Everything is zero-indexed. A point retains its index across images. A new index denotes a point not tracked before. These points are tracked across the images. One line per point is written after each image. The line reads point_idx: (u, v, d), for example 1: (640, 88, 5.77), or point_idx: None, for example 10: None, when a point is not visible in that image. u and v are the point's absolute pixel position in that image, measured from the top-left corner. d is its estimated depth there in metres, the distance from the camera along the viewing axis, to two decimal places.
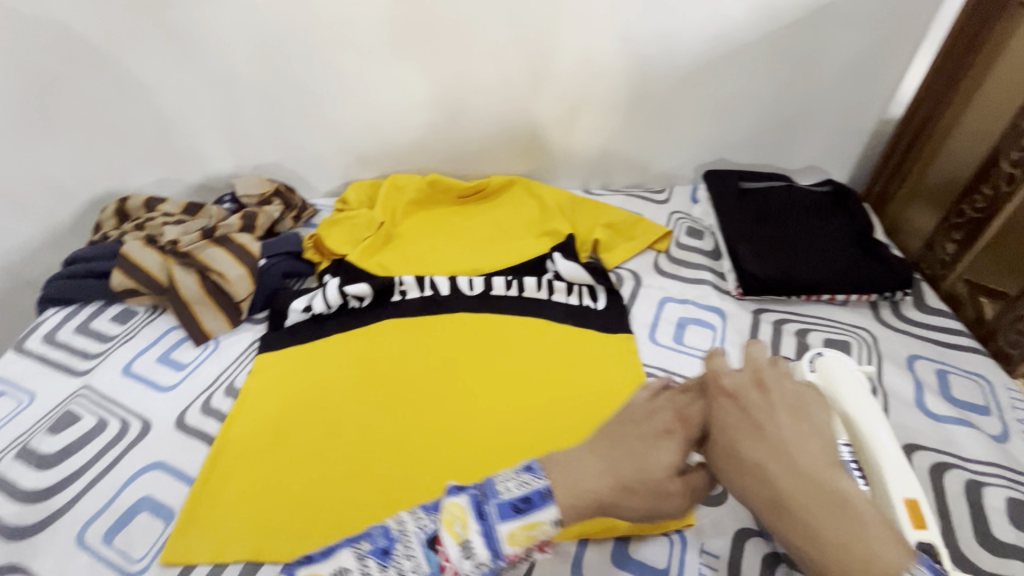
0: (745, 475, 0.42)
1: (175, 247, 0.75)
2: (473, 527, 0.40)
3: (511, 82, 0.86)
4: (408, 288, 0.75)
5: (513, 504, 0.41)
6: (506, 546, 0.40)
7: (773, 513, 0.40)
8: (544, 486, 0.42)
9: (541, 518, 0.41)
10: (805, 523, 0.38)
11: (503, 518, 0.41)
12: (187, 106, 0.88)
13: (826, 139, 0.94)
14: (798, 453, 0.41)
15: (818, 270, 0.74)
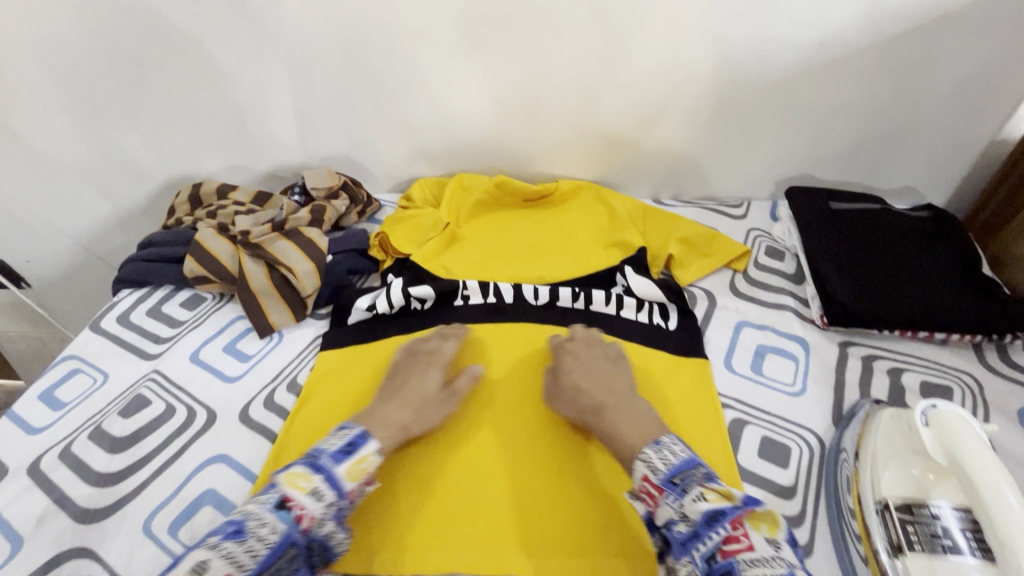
0: (577, 394, 0.60)
1: (245, 238, 0.75)
2: (313, 478, 0.49)
3: (590, 84, 0.83)
4: (471, 294, 0.73)
5: (341, 450, 0.52)
6: (346, 483, 0.50)
7: (598, 419, 0.57)
8: (361, 429, 0.54)
9: (365, 452, 0.52)
10: (615, 424, 0.56)
11: (337, 462, 0.51)
12: (263, 95, 0.89)
13: (927, 159, 0.87)
14: (606, 389, 0.60)
15: (917, 304, 0.68)
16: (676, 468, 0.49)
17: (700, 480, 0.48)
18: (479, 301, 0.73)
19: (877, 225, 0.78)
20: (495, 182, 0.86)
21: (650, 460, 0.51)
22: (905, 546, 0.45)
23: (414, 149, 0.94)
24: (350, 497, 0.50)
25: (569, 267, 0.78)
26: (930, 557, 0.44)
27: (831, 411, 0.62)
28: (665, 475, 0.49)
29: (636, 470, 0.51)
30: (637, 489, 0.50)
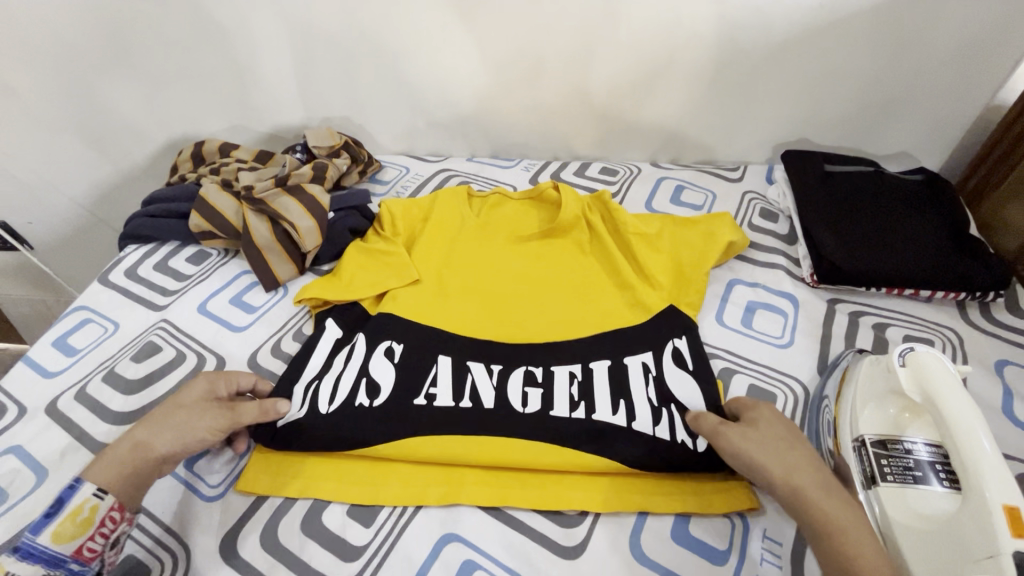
0: (788, 457, 0.48)
1: (249, 193, 0.76)
2: (9, 562, 0.43)
3: (592, 45, 0.83)
4: (437, 393, 0.59)
5: (44, 515, 0.46)
6: (55, 546, 0.45)
7: (821, 497, 0.45)
8: (74, 477, 0.48)
9: (77, 504, 0.46)
10: (842, 520, 0.44)
11: (39, 530, 0.45)
12: (263, 52, 0.89)
13: (922, 123, 0.87)
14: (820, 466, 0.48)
15: (905, 263, 0.70)
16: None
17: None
18: (448, 404, 0.58)
19: (870, 188, 0.79)
20: (491, 198, 0.80)
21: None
22: (879, 478, 0.48)
23: (414, 110, 0.94)
24: (76, 554, 0.45)
25: (579, 312, 0.67)
26: (901, 486, 0.47)
27: (817, 361, 0.65)
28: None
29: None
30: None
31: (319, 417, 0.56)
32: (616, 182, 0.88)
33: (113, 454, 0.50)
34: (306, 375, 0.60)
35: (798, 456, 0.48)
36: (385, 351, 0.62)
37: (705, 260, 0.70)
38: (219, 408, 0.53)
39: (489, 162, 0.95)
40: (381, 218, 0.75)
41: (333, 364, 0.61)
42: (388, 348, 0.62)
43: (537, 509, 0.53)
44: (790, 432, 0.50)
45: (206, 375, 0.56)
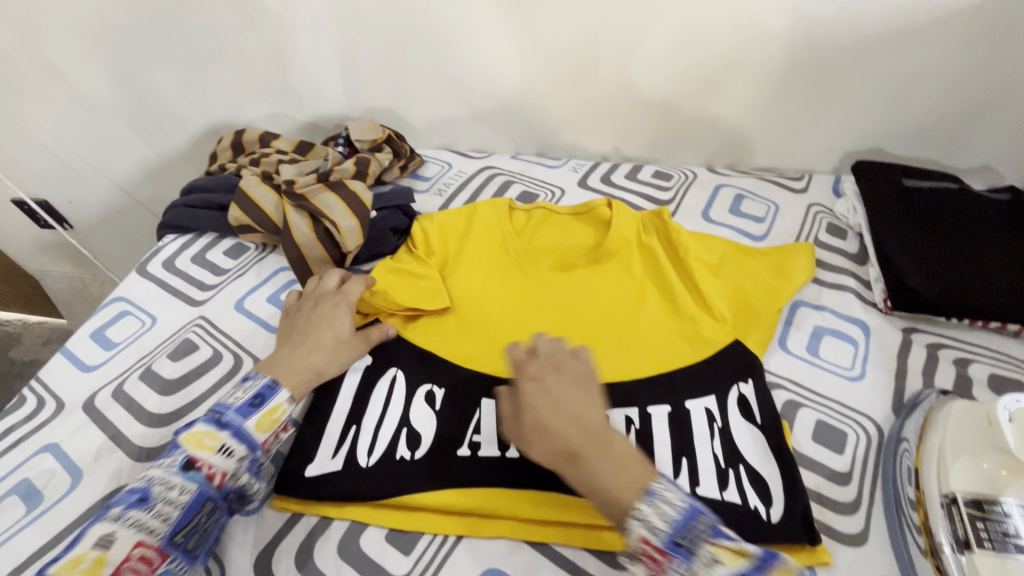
0: (533, 435, 0.48)
1: (290, 187, 0.74)
2: (221, 436, 0.48)
3: (652, 40, 0.77)
4: (482, 442, 0.56)
5: (249, 403, 0.51)
6: (257, 435, 0.50)
7: (572, 464, 0.46)
8: (269, 379, 0.54)
9: (277, 402, 0.53)
10: (596, 473, 0.44)
11: (245, 416, 0.50)
12: (307, 39, 0.86)
13: (1013, 137, 0.79)
14: (576, 424, 0.48)
15: (992, 294, 0.64)
16: (672, 532, 0.40)
17: (709, 536, 0.40)
18: (493, 454, 0.55)
19: (952, 206, 0.72)
20: (536, 212, 0.78)
21: (645, 518, 0.41)
22: (974, 544, 0.43)
23: (459, 103, 0.90)
24: (262, 446, 0.51)
25: (631, 346, 0.64)
26: (999, 555, 0.42)
27: (891, 399, 0.59)
28: (667, 536, 0.40)
29: (630, 531, 0.41)
30: (632, 550, 0.41)
31: (358, 469, 0.54)
32: (670, 188, 0.83)
33: (294, 362, 0.57)
34: (339, 419, 0.58)
35: (537, 429, 0.48)
36: (426, 396, 0.60)
37: (772, 295, 0.67)
38: (361, 343, 0.62)
39: (535, 161, 0.90)
40: (418, 234, 0.73)
41: (369, 409, 0.59)
42: (429, 392, 0.60)
43: (587, 547, 0.50)
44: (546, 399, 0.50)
45: (348, 308, 0.63)
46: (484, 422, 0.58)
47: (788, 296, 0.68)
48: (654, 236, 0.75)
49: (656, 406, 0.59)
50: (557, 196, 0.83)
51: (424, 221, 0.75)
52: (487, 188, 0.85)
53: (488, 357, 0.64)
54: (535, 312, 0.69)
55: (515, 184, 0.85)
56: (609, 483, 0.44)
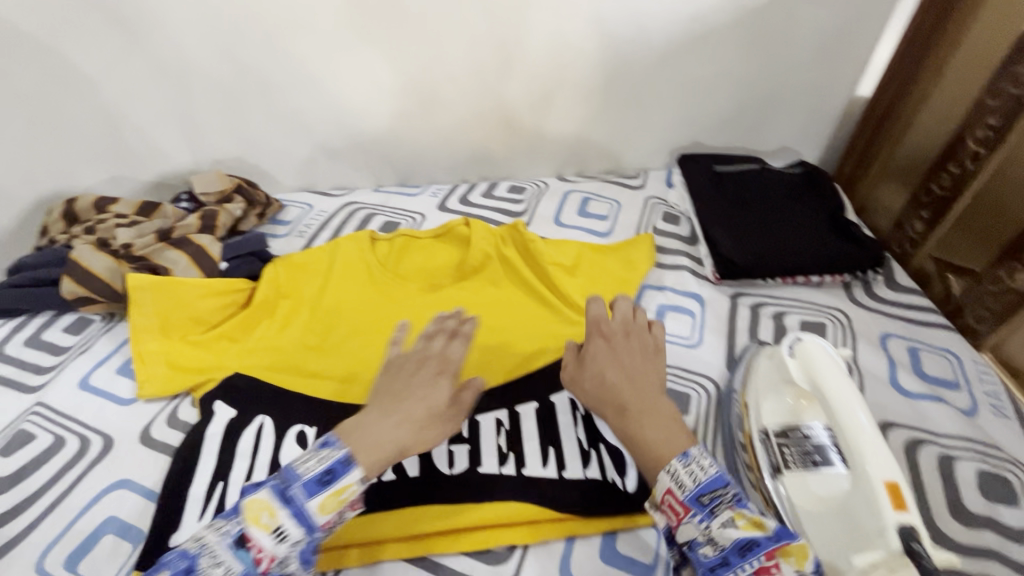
0: (593, 389, 0.51)
1: (129, 251, 0.71)
2: (281, 514, 0.42)
3: (481, 67, 0.83)
4: None
5: (317, 480, 0.43)
6: (319, 519, 0.42)
7: (622, 419, 0.49)
8: (343, 450, 0.45)
9: (345, 482, 0.44)
10: (640, 430, 0.47)
11: (310, 495, 0.42)
12: (137, 99, 0.83)
13: (800, 121, 0.92)
14: (644, 385, 0.50)
15: (793, 254, 0.74)
16: (700, 492, 0.42)
17: (731, 503, 0.41)
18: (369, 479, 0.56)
19: (758, 185, 0.84)
20: (398, 240, 0.79)
21: (676, 474, 0.43)
22: (784, 467, 0.50)
23: (311, 144, 0.91)
24: (325, 528, 0.43)
25: (494, 351, 0.68)
26: (803, 471, 0.49)
27: (725, 358, 0.67)
28: (693, 492, 0.42)
29: (659, 483, 0.44)
30: (658, 501, 0.44)
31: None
32: (523, 201, 0.89)
33: None
34: (204, 477, 0.56)
35: (602, 388, 0.50)
36: (297, 437, 0.59)
37: (620, 285, 0.74)
38: None
39: (395, 191, 0.93)
40: (277, 279, 0.73)
41: (237, 460, 0.57)
42: (300, 433, 0.60)
43: (465, 552, 0.52)
44: (608, 364, 0.52)
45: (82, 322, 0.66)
46: None
47: (635, 285, 0.75)
48: (512, 244, 0.79)
49: (524, 404, 0.62)
50: (418, 222, 0.86)
51: (278, 264, 0.74)
52: (350, 224, 0.86)
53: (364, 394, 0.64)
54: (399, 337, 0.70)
55: (377, 216, 0.87)
56: (658, 440, 0.46)
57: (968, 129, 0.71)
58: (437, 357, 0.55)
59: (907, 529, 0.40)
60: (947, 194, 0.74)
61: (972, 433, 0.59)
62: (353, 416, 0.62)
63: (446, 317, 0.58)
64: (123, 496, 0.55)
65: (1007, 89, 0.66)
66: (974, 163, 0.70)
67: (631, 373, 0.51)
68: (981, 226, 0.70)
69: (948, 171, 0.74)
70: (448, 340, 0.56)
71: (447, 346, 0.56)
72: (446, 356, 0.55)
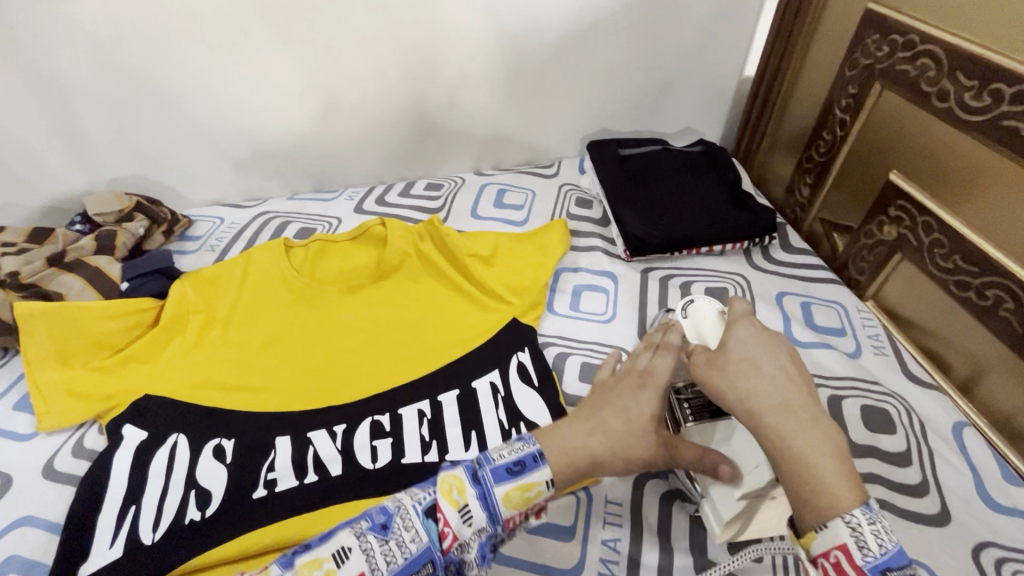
0: (745, 381, 0.46)
1: (15, 279, 0.67)
2: (468, 492, 0.43)
3: (383, 67, 0.84)
4: (279, 478, 0.56)
5: (508, 468, 0.44)
6: (502, 509, 0.43)
7: (782, 417, 0.43)
8: (535, 449, 0.46)
9: (534, 480, 0.44)
10: (802, 459, 0.41)
11: (500, 481, 0.44)
12: (17, 121, 0.79)
13: (697, 102, 0.98)
14: (800, 394, 0.45)
15: (695, 226, 0.79)
16: (886, 563, 0.36)
17: None
18: (292, 484, 0.55)
19: (662, 164, 0.88)
20: (313, 245, 0.77)
21: (861, 530, 0.37)
22: (685, 420, 0.55)
23: (216, 156, 0.88)
24: (506, 522, 0.44)
25: (415, 348, 0.69)
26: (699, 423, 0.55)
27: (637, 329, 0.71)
28: (873, 560, 0.36)
29: (830, 531, 0.37)
30: (817, 554, 0.38)
31: (142, 548, 0.51)
32: (440, 197, 0.90)
33: None
34: (114, 503, 0.54)
35: (760, 380, 0.45)
36: (215, 451, 0.58)
37: (537, 271, 0.76)
38: None
39: (310, 198, 0.92)
40: (185, 296, 0.70)
41: (150, 481, 0.55)
42: (218, 446, 0.59)
43: None
44: (754, 361, 0.47)
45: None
46: (281, 458, 0.58)
47: (551, 269, 0.77)
48: (431, 241, 0.79)
49: (446, 393, 0.63)
50: (334, 226, 0.85)
51: (186, 281, 0.71)
52: (264, 234, 0.84)
53: (285, 402, 0.63)
54: (318, 343, 0.69)
55: (292, 223, 0.86)
56: (827, 470, 0.40)
57: (835, 98, 0.77)
58: (640, 369, 0.53)
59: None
60: (824, 159, 0.80)
61: (857, 373, 0.65)
62: (273, 425, 0.61)
63: (654, 332, 0.57)
64: (25, 534, 0.53)
65: (860, 59, 0.72)
66: (842, 130, 0.76)
67: (784, 397, 0.44)
68: (855, 186, 0.76)
69: (824, 138, 0.80)
70: (653, 353, 0.55)
71: (646, 358, 0.54)
72: (649, 367, 0.53)
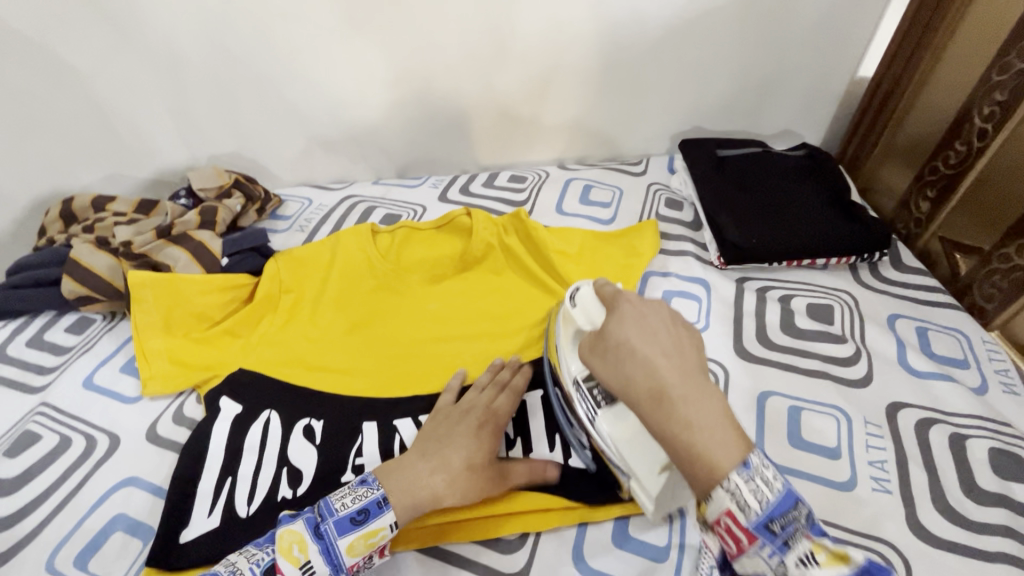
0: (624, 366, 0.42)
1: (129, 248, 0.71)
2: (311, 548, 0.46)
3: (477, 54, 0.82)
4: (367, 464, 0.56)
5: (351, 517, 0.47)
6: (346, 557, 0.46)
7: (654, 405, 0.40)
8: (377, 496, 0.48)
9: (380, 525, 0.47)
10: (674, 431, 0.38)
11: (343, 533, 0.46)
12: (131, 95, 0.82)
13: (802, 104, 0.91)
14: (676, 362, 0.41)
15: (799, 236, 0.74)
16: (770, 515, 0.36)
17: (806, 530, 0.36)
18: None
19: (761, 168, 0.83)
20: (399, 232, 0.77)
21: (737, 493, 0.36)
22: (597, 407, 0.50)
23: (308, 137, 0.90)
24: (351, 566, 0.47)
25: (498, 343, 0.68)
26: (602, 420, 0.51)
27: (732, 343, 0.67)
28: (759, 517, 0.36)
29: (715, 501, 0.36)
30: (710, 522, 0.38)
31: (238, 520, 0.52)
32: (524, 190, 0.88)
33: None
34: (212, 473, 0.56)
35: (634, 363, 0.42)
36: (305, 430, 0.59)
37: (625, 272, 0.73)
38: None
39: (395, 183, 0.92)
40: (279, 275, 0.71)
41: (245, 455, 0.57)
42: (308, 426, 0.59)
43: (479, 539, 0.52)
44: (628, 337, 0.43)
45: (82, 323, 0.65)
46: (368, 444, 0.58)
47: (640, 271, 0.74)
48: (515, 232, 0.77)
49: (533, 395, 0.62)
50: (419, 214, 0.85)
51: (281, 258, 0.73)
52: (350, 217, 0.85)
53: (368, 388, 0.64)
54: (401, 331, 0.69)
55: (377, 209, 0.86)
56: (702, 438, 0.37)
57: (975, 106, 0.72)
58: (486, 409, 0.56)
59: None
60: (953, 172, 0.75)
61: (984, 412, 0.59)
62: (359, 409, 0.61)
63: (499, 369, 0.61)
64: (129, 493, 0.55)
65: (1013, 64, 0.66)
66: (981, 140, 0.71)
67: (652, 370, 0.41)
68: (991, 204, 0.71)
69: (955, 149, 0.75)
70: (497, 393, 0.58)
71: (495, 400, 0.57)
72: (496, 410, 0.56)
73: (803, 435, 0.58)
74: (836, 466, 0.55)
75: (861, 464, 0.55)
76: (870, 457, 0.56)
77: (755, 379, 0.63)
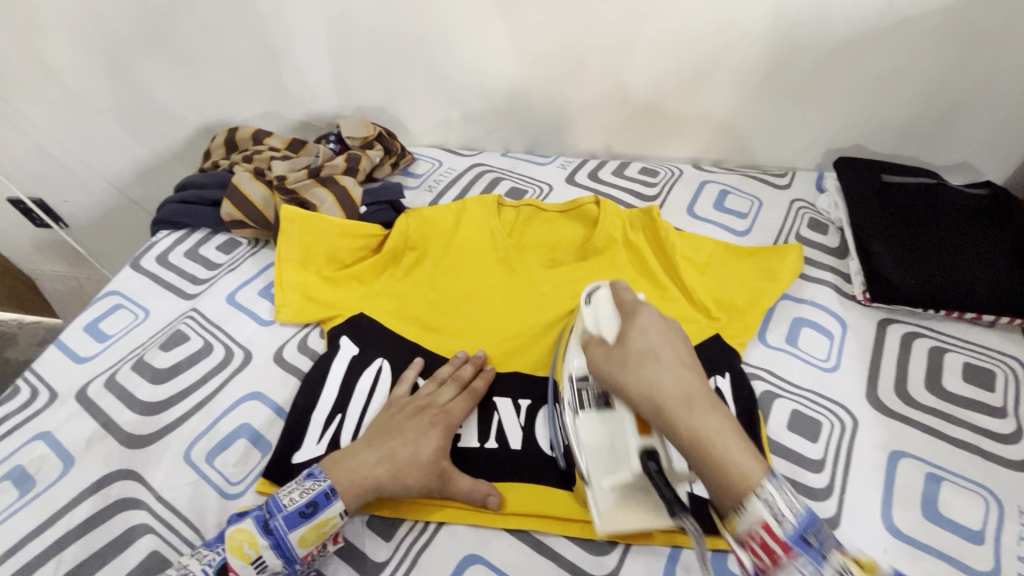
0: (646, 372, 0.45)
1: (282, 183, 0.77)
2: (261, 543, 0.47)
3: (637, 40, 0.79)
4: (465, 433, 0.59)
5: (299, 511, 0.48)
6: (297, 549, 0.48)
7: (685, 409, 0.43)
8: (325, 487, 0.49)
9: (326, 516, 0.48)
10: (703, 423, 0.42)
11: (292, 526, 0.48)
12: (299, 39, 0.87)
13: (993, 137, 0.80)
14: (694, 375, 0.45)
15: (967, 286, 0.65)
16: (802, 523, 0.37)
17: (836, 543, 0.38)
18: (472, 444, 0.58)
19: (932, 203, 0.74)
20: (524, 209, 0.76)
21: (774, 500, 0.38)
22: (580, 408, 0.51)
23: (449, 101, 0.91)
24: (302, 558, 0.48)
25: None
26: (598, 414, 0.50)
27: (863, 388, 0.61)
28: (794, 529, 0.37)
29: (749, 511, 0.38)
30: (742, 535, 0.39)
31: None
32: (656, 185, 0.85)
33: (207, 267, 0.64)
34: (325, 405, 0.59)
35: (660, 369, 0.45)
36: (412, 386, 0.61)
37: (753, 291, 0.68)
38: None
39: (524, 158, 0.92)
40: (407, 231, 0.73)
41: (357, 396, 0.60)
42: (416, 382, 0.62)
43: (562, 532, 0.52)
44: (660, 344, 0.47)
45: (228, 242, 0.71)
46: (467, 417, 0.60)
47: (774, 295, 0.68)
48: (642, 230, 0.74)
49: None
50: (544, 192, 0.85)
51: (409, 215, 0.74)
52: (477, 185, 0.86)
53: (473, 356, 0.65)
54: (511, 308, 0.69)
55: (503, 181, 0.87)
56: (732, 446, 0.41)
57: None
58: (439, 407, 0.57)
59: (647, 450, 0.46)
60: None
61: None
62: None
63: (462, 364, 0.62)
64: (254, 407, 0.61)
65: None
66: None
67: (689, 389, 0.44)
68: None
69: None
70: (457, 392, 0.59)
71: (452, 399, 0.59)
72: (449, 410, 0.57)
73: (940, 508, 0.52)
74: (976, 551, 0.49)
75: (1008, 555, 0.49)
76: (1020, 551, 0.49)
77: (888, 434, 0.57)
